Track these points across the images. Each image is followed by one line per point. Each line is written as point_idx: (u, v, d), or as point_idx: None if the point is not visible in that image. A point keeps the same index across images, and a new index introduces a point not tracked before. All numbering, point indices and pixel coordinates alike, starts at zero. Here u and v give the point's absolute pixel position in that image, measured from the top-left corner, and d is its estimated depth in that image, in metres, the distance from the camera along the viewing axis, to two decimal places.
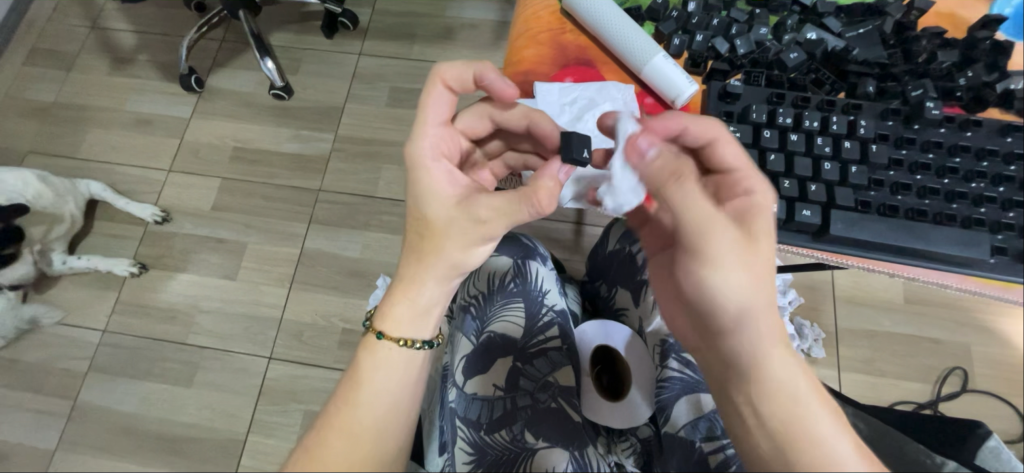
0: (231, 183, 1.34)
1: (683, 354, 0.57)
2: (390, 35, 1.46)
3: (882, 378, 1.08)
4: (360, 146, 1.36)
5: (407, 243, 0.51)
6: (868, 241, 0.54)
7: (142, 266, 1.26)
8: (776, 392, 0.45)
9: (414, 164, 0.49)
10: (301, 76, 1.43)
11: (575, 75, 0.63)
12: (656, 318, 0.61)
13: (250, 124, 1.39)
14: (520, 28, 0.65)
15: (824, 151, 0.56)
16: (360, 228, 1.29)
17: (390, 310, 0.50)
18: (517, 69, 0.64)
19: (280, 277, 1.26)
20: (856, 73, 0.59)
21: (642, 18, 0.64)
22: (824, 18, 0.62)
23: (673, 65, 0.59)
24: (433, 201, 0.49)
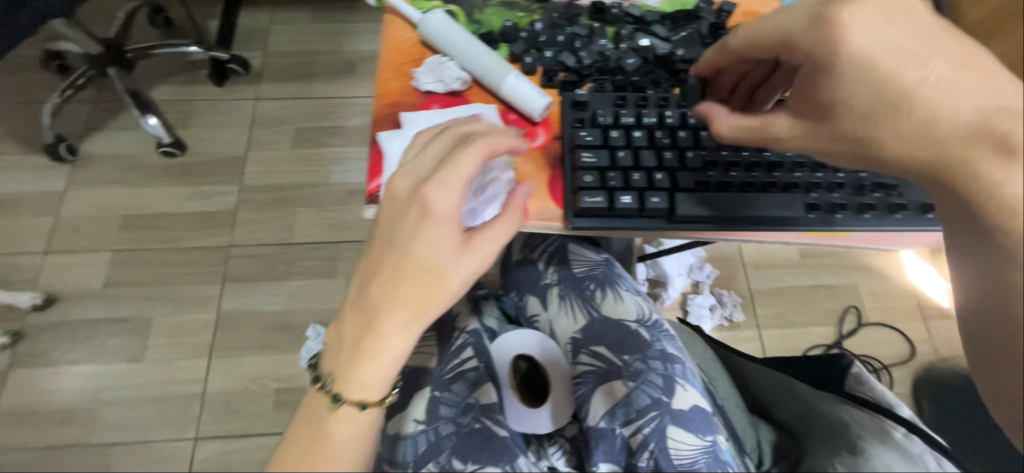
0: (125, 254, 1.22)
1: (592, 348, 0.59)
2: (287, 76, 1.41)
3: (793, 328, 1.20)
4: (270, 193, 1.30)
5: (396, 291, 0.43)
6: (710, 215, 0.56)
7: (15, 335, 1.12)
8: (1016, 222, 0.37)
9: (429, 216, 0.43)
10: (192, 129, 1.34)
11: (443, 100, 0.62)
12: (564, 319, 0.63)
13: (141, 188, 1.28)
14: (382, 61, 0.64)
15: (664, 142, 0.58)
16: (282, 279, 1.22)
17: (356, 376, 0.43)
18: (381, 102, 0.62)
19: (198, 347, 1.15)
20: (684, 71, 0.63)
21: (495, 40, 0.64)
22: (652, 26, 0.65)
23: (527, 82, 0.60)
24: (443, 246, 0.43)
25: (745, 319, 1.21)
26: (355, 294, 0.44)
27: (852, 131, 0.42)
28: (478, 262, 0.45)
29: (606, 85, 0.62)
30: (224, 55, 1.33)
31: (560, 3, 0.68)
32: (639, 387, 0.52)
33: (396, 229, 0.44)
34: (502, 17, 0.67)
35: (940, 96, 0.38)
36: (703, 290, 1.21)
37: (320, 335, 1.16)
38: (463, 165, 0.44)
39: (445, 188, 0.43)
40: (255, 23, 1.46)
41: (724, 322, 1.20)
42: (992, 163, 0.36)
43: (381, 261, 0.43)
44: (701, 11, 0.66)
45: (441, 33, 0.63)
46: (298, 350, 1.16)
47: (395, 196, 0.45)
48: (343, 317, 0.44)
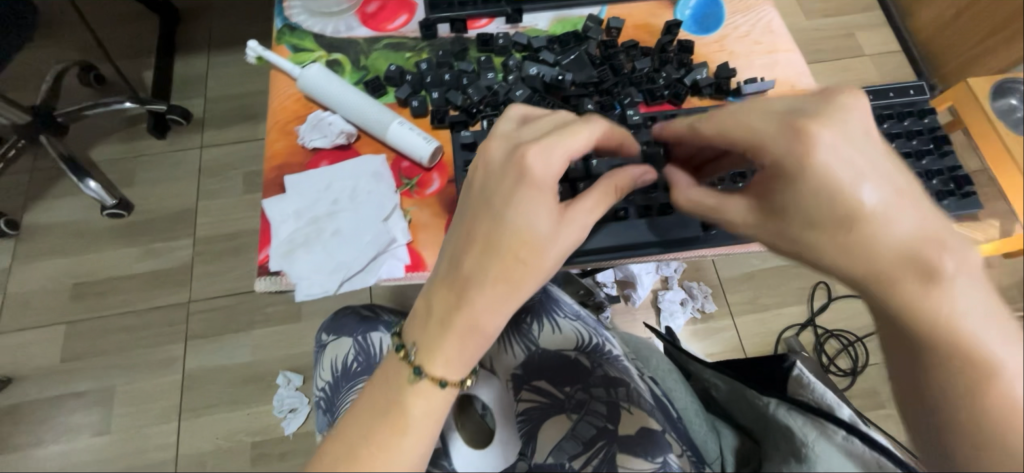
0: (80, 325, 1.18)
1: (535, 383, 0.54)
2: (231, 121, 1.39)
3: (765, 312, 1.20)
4: (225, 242, 1.27)
5: (499, 261, 0.43)
6: (608, 246, 0.56)
7: None
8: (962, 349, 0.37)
9: (531, 181, 0.43)
10: (138, 187, 1.31)
11: (330, 156, 0.60)
12: (504, 353, 0.57)
13: (90, 254, 1.24)
14: (268, 122, 0.62)
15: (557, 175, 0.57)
16: (247, 329, 1.19)
17: (439, 348, 0.43)
18: (268, 166, 0.60)
19: (166, 411, 1.12)
20: (575, 95, 0.62)
21: (380, 86, 0.63)
22: (539, 52, 0.65)
23: (412, 128, 0.59)
24: (541, 216, 0.43)
25: (717, 309, 1.20)
26: (447, 266, 0.45)
27: (796, 237, 0.42)
28: (570, 236, 0.45)
29: (492, 118, 0.59)
30: (162, 107, 1.29)
31: (447, 39, 0.67)
32: (583, 418, 0.50)
33: (494, 194, 0.44)
34: (389, 60, 0.65)
35: (890, 220, 0.38)
36: (673, 286, 1.20)
37: (292, 381, 1.14)
38: (571, 135, 0.45)
39: (549, 155, 0.44)
40: (191, 70, 1.43)
41: (696, 315, 1.20)
42: (921, 287, 0.38)
43: (475, 230, 0.44)
44: (589, 31, 0.66)
45: (320, 86, 0.61)
46: (270, 400, 1.13)
47: (494, 165, 0.45)
48: (436, 285, 0.45)
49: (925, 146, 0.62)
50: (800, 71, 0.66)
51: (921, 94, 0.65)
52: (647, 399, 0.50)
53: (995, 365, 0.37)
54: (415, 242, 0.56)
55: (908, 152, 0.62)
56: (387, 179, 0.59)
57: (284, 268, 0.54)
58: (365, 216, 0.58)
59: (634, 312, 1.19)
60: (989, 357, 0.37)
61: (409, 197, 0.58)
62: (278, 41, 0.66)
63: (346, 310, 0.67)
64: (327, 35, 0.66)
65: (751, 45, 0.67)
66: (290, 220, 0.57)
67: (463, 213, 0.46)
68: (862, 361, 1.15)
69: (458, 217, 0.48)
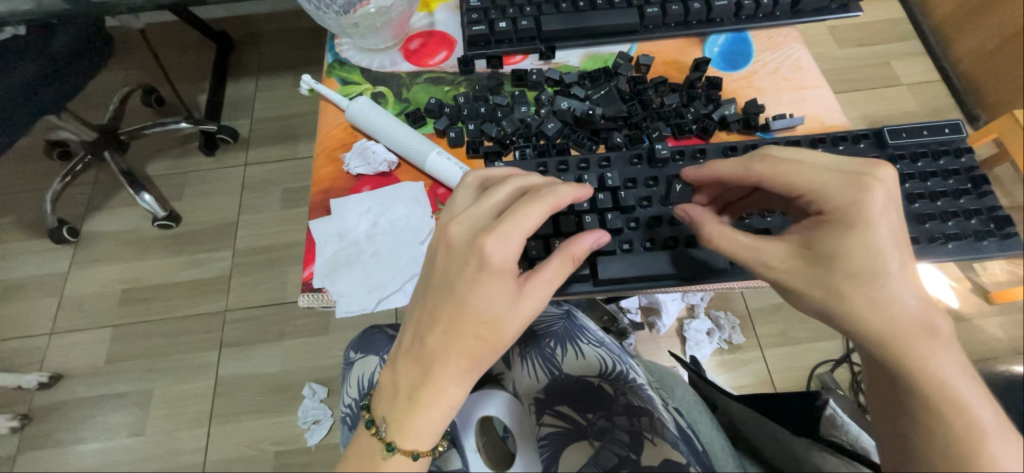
0: (127, 328, 1.25)
1: (557, 407, 0.54)
2: (274, 140, 1.47)
3: (797, 345, 1.16)
4: (262, 254, 1.33)
5: (458, 341, 0.45)
6: (631, 276, 0.56)
7: None
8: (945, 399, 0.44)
9: (486, 266, 0.45)
10: (187, 200, 1.40)
11: (373, 182, 0.64)
12: (527, 376, 0.58)
13: (140, 261, 1.33)
14: (316, 149, 0.66)
15: (583, 206, 0.58)
16: (277, 340, 1.23)
17: (410, 424, 0.44)
18: (314, 190, 0.64)
19: (198, 416, 1.16)
20: (605, 129, 0.65)
21: (421, 117, 0.67)
22: (571, 87, 0.68)
23: (449, 157, 0.62)
24: (499, 295, 0.46)
25: (746, 340, 1.17)
26: (412, 341, 0.47)
27: (826, 283, 0.46)
28: (528, 309, 0.47)
29: (525, 149, 0.63)
30: (214, 127, 1.39)
31: (484, 74, 0.71)
32: (605, 446, 0.49)
33: (453, 281, 0.46)
34: (429, 93, 0.69)
35: (903, 286, 0.44)
36: (699, 314, 1.18)
37: (316, 393, 1.17)
38: (524, 217, 0.47)
39: (502, 239, 0.46)
40: (242, 93, 1.54)
41: (722, 345, 1.17)
42: (926, 346, 0.44)
43: (437, 312, 0.46)
44: (619, 67, 0.69)
45: (366, 118, 0.65)
46: (296, 411, 1.16)
47: (456, 247, 0.47)
48: (401, 361, 0.46)
49: (962, 186, 0.62)
50: (831, 107, 0.66)
51: (958, 132, 0.64)
52: (671, 431, 0.49)
53: (978, 422, 0.42)
54: None
55: (945, 190, 0.61)
56: (426, 204, 0.62)
57: (326, 286, 0.57)
58: (402, 238, 0.61)
59: (658, 340, 1.17)
60: (970, 419, 0.43)
61: None
62: (329, 74, 0.71)
63: (375, 330, 0.70)
64: (372, 69, 0.70)
65: (780, 81, 0.68)
66: (334, 240, 0.60)
67: (425, 291, 0.48)
68: None
69: (420, 295, 0.49)
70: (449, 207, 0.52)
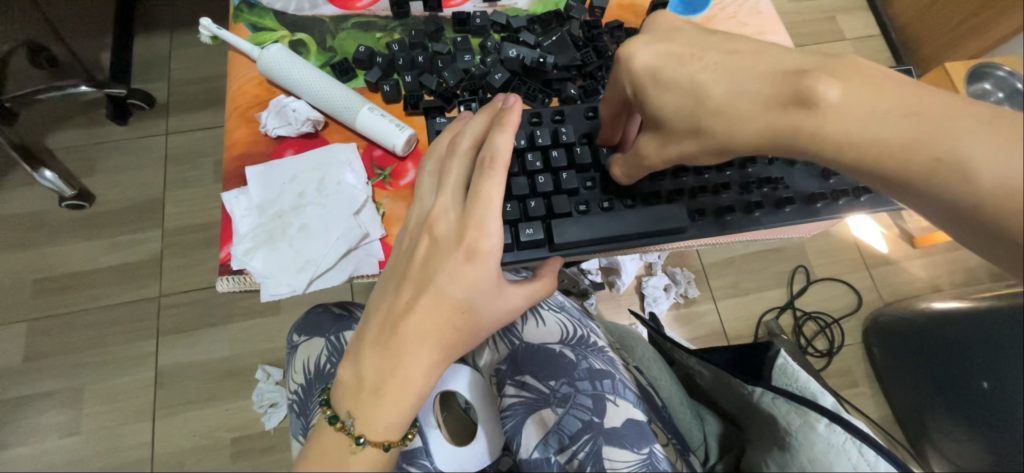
0: (43, 322, 1.12)
1: (518, 376, 0.52)
2: (198, 105, 1.32)
3: (747, 296, 1.22)
4: (197, 233, 1.21)
5: (436, 333, 0.43)
6: (590, 240, 0.54)
7: None
8: (903, 154, 0.39)
9: (466, 254, 0.44)
10: (100, 176, 1.24)
11: (297, 146, 0.57)
12: (486, 351, 0.56)
13: (50, 247, 1.17)
14: (228, 109, 0.58)
15: (535, 166, 0.55)
16: (222, 323, 1.15)
17: (375, 418, 0.42)
18: (228, 156, 0.57)
19: (140, 409, 1.08)
20: (557, 79, 0.60)
21: (349, 69, 0.60)
22: (520, 33, 0.62)
23: (382, 115, 0.56)
24: (479, 286, 0.44)
25: (700, 293, 1.22)
26: (381, 332, 0.44)
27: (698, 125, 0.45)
28: (507, 308, 0.46)
29: (471, 104, 0.58)
30: (122, 91, 1.23)
31: (421, 17, 0.63)
32: (568, 412, 0.48)
33: (431, 268, 0.44)
34: (358, 41, 0.62)
35: (740, 86, 0.44)
36: (657, 272, 1.20)
37: (271, 376, 1.11)
38: (494, 197, 0.45)
39: (484, 222, 0.44)
40: (155, 51, 1.36)
41: (679, 299, 1.21)
42: (819, 123, 0.41)
43: (415, 303, 0.44)
44: (571, 10, 0.64)
45: (282, 71, 0.57)
46: (250, 395, 1.10)
47: (430, 235, 0.45)
48: (367, 353, 0.43)
49: None
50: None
51: (910, 78, 0.65)
52: (632, 393, 0.49)
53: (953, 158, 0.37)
54: (389, 237, 0.54)
55: None
56: (360, 170, 0.56)
57: (246, 266, 0.52)
58: (332, 209, 0.55)
59: (618, 299, 1.19)
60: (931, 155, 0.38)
61: (383, 189, 0.56)
62: (236, 19, 0.61)
63: (318, 307, 0.65)
64: (290, 14, 0.62)
65: (740, 26, 0.66)
66: (253, 215, 0.54)
67: (398, 279, 0.45)
68: (838, 342, 1.18)
69: (387, 284, 0.46)
70: (416, 195, 0.49)
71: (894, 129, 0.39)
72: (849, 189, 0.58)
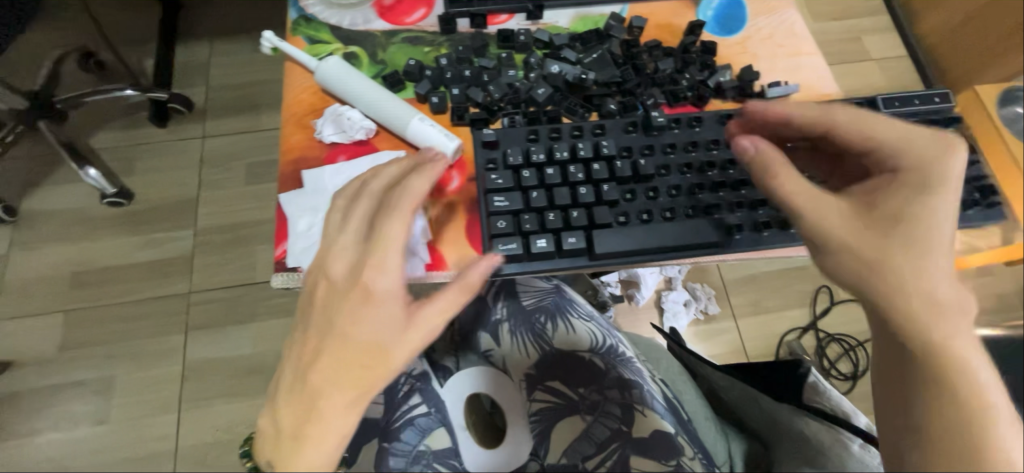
0: (80, 313, 1.16)
1: (547, 383, 0.53)
2: (234, 110, 1.37)
3: (769, 314, 1.20)
4: (227, 233, 1.25)
5: (343, 373, 0.45)
6: (630, 249, 0.55)
7: None
8: (952, 356, 0.43)
9: (361, 295, 0.45)
10: (139, 175, 1.29)
11: (349, 152, 0.60)
12: (518, 354, 0.56)
13: (90, 242, 1.23)
14: (284, 116, 0.61)
15: (577, 177, 0.57)
16: (249, 321, 1.18)
17: (295, 461, 0.44)
18: (284, 160, 0.59)
19: (166, 402, 1.11)
20: (598, 95, 0.62)
21: (400, 81, 0.62)
22: (562, 50, 0.64)
23: (433, 125, 0.58)
24: (383, 327, 0.45)
25: (720, 310, 1.21)
26: (295, 379, 0.46)
27: (888, 230, 0.44)
28: (412, 335, 0.45)
29: (516, 118, 0.60)
30: (163, 95, 1.28)
31: (467, 33, 0.66)
32: (597, 420, 0.49)
33: (331, 313, 0.46)
34: (407, 54, 0.64)
35: (945, 232, 0.44)
36: (677, 286, 1.19)
37: None
38: (393, 238, 0.46)
39: (381, 262, 0.46)
40: (194, 58, 1.42)
41: (699, 316, 1.20)
42: (947, 300, 0.43)
43: (322, 346, 0.45)
44: (612, 29, 0.66)
45: (339, 82, 0.60)
46: None
47: (327, 282, 0.47)
48: (281, 402, 0.46)
49: None
50: (823, 75, 0.66)
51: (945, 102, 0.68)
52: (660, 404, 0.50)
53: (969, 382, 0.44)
54: (435, 241, 0.55)
55: None
56: None
57: (301, 265, 0.54)
58: None
59: (637, 313, 1.18)
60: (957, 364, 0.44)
61: (429, 195, 0.57)
62: (293, 32, 0.65)
63: None
64: (345, 29, 0.65)
65: (774, 47, 0.67)
66: (309, 216, 0.57)
67: (306, 328, 0.47)
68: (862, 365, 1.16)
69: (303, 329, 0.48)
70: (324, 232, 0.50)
71: (969, 329, 0.44)
72: None
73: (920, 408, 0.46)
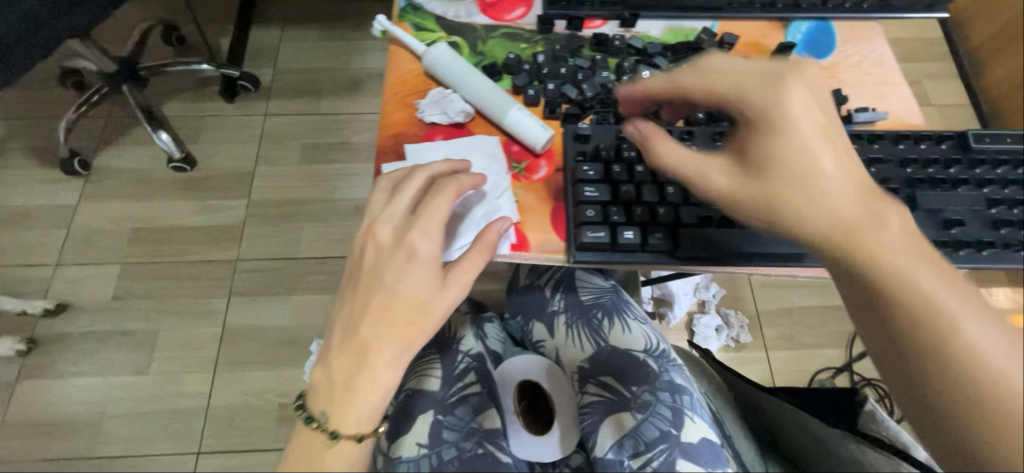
0: (134, 267, 1.23)
1: (599, 378, 0.58)
2: (297, 93, 1.44)
3: (803, 350, 1.18)
4: (277, 208, 1.31)
5: (387, 327, 0.46)
6: (715, 251, 0.55)
7: (32, 342, 1.14)
8: (901, 285, 0.43)
9: (410, 253, 0.47)
10: (203, 144, 1.37)
11: (446, 132, 0.62)
12: (570, 349, 0.64)
13: (150, 201, 1.30)
14: (388, 94, 0.65)
15: (666, 176, 0.58)
16: (288, 293, 1.22)
17: (348, 412, 0.45)
18: (386, 134, 0.62)
19: (202, 362, 1.15)
20: None
21: (498, 72, 0.65)
22: (655, 58, 0.66)
23: (530, 115, 0.61)
24: (427, 286, 0.47)
25: (753, 340, 1.19)
26: (343, 337, 0.47)
27: (770, 186, 0.45)
28: (453, 292, 0.49)
29: (608, 116, 0.61)
30: (235, 72, 1.36)
31: (562, 35, 0.69)
32: (648, 418, 0.51)
33: (380, 271, 0.48)
34: (505, 49, 0.68)
35: (827, 164, 0.45)
36: (710, 310, 1.19)
37: None
38: (438, 208, 0.49)
39: (427, 225, 0.48)
40: (266, 42, 1.50)
41: (730, 343, 1.18)
42: (874, 235, 0.44)
43: (369, 302, 0.47)
44: (703, 43, 0.67)
45: (445, 67, 0.63)
46: (302, 366, 1.16)
47: (375, 243, 0.49)
48: (333, 357, 0.46)
49: None
50: (909, 106, 0.66)
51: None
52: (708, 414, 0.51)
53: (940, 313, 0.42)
54: (522, 223, 0.57)
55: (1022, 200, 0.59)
56: (502, 162, 0.60)
57: None
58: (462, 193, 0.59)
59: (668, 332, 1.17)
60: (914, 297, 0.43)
61: (518, 180, 0.59)
62: (401, 18, 0.69)
63: None
64: (449, 19, 0.69)
65: (863, 75, 0.68)
66: None
67: (350, 287, 0.49)
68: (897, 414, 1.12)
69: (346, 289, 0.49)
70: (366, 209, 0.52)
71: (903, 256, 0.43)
72: (972, 242, 0.57)
73: (915, 358, 0.43)
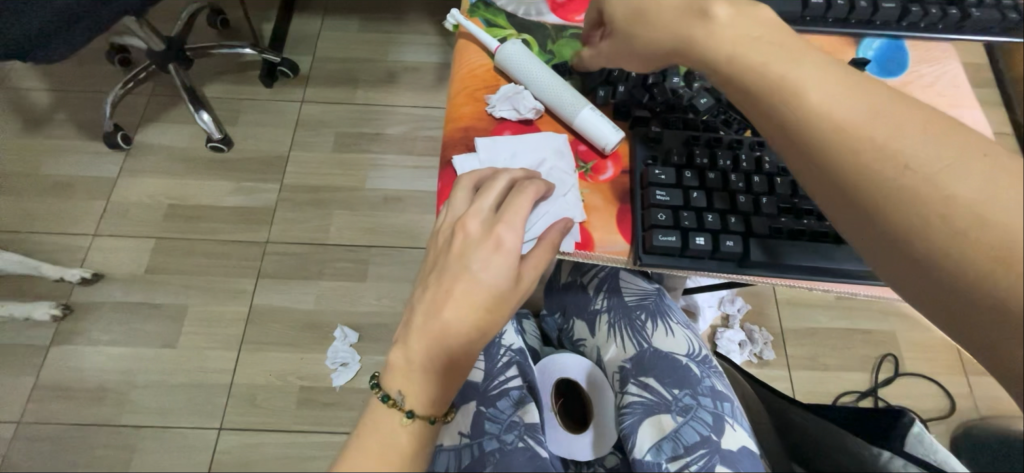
0: (167, 242, 1.26)
1: (640, 378, 0.60)
2: (334, 82, 1.46)
3: (828, 372, 1.16)
4: (308, 193, 1.33)
5: (466, 311, 0.47)
6: (784, 263, 0.55)
7: (66, 308, 1.17)
8: (903, 190, 0.38)
9: (492, 243, 0.49)
10: (240, 126, 1.39)
11: (515, 128, 0.63)
12: (612, 348, 0.65)
13: (187, 179, 1.33)
14: (457, 87, 0.66)
15: (738, 186, 0.58)
16: (315, 278, 1.24)
17: (427, 389, 0.47)
18: (454, 126, 0.64)
19: (228, 339, 1.18)
20: None
21: (569, 72, 0.65)
22: None
23: (601, 116, 0.61)
24: (506, 275, 0.48)
25: (776, 358, 1.17)
26: (425, 320, 0.47)
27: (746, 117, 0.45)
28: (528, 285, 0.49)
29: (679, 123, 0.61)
30: (275, 58, 1.39)
31: None
32: (689, 422, 0.54)
33: (464, 260, 0.49)
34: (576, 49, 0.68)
35: (804, 82, 0.43)
36: (733, 325, 1.18)
37: (347, 337, 1.18)
38: (522, 206, 0.51)
39: (512, 221, 0.50)
40: (306, 30, 1.52)
41: (752, 359, 1.17)
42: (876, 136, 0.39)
43: (453, 288, 0.48)
44: None
45: (518, 63, 0.64)
46: (325, 351, 1.17)
47: (462, 233, 0.50)
48: (413, 338, 0.47)
49: None
50: (981, 129, 0.65)
51: None
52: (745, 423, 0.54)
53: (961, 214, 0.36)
54: (588, 223, 0.58)
55: None
56: (570, 161, 0.61)
57: None
58: None
59: None
60: (929, 203, 0.37)
61: (584, 180, 0.60)
62: (473, 13, 0.70)
63: None
64: (520, 18, 0.70)
65: (935, 95, 0.67)
66: None
67: (432, 274, 0.50)
68: None
69: (427, 275, 0.51)
70: (447, 205, 0.54)
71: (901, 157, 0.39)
72: None
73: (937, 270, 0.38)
